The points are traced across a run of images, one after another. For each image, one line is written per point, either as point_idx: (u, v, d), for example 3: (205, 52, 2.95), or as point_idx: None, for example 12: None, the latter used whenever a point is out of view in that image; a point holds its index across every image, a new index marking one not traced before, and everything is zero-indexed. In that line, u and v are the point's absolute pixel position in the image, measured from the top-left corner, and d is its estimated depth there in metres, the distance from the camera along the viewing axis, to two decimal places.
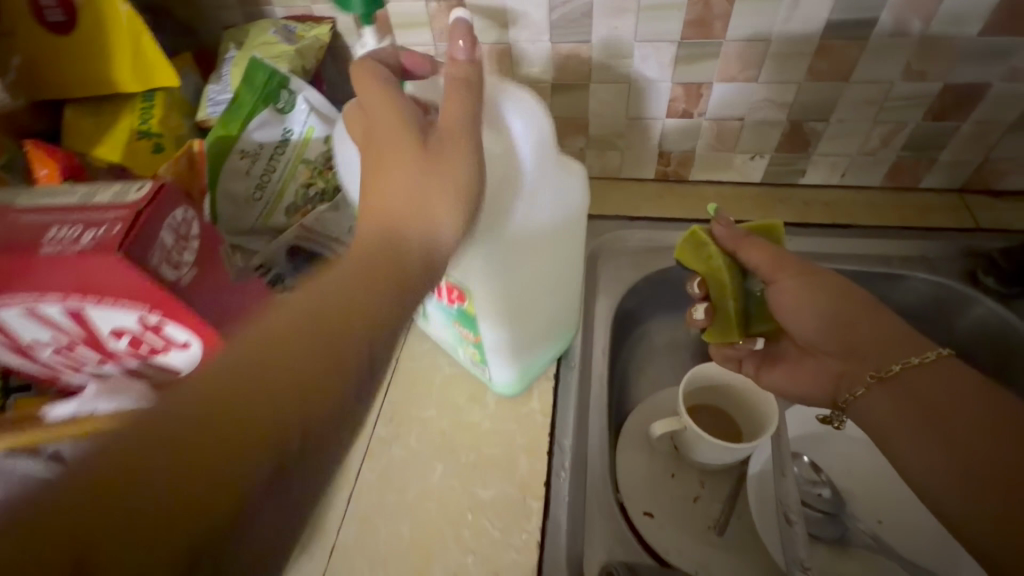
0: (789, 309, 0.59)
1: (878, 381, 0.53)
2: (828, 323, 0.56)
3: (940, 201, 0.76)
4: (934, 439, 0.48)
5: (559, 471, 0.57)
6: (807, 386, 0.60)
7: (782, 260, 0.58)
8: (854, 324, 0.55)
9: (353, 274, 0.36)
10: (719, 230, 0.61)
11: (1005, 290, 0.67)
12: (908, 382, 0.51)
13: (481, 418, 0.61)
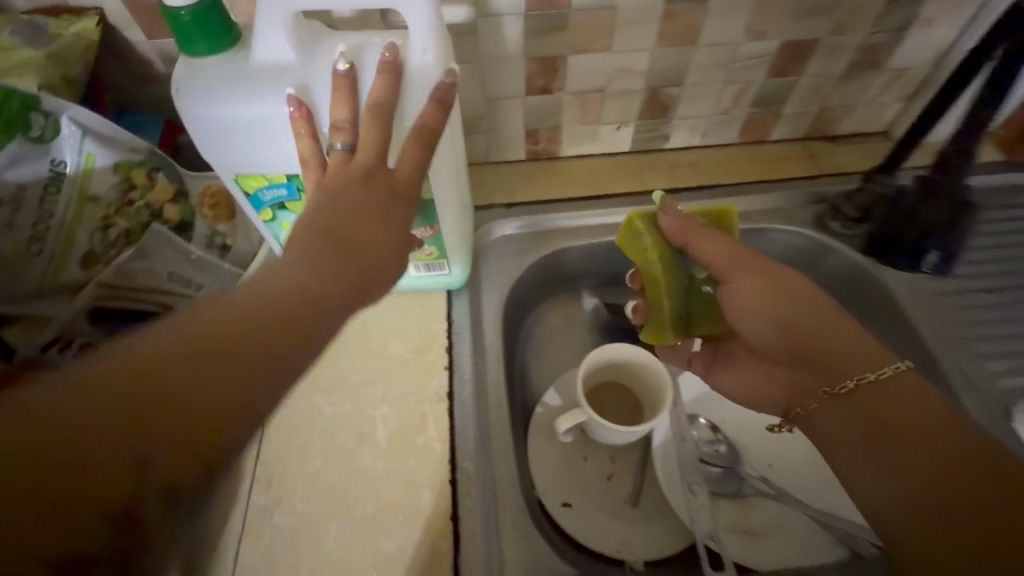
0: (736, 314, 0.56)
1: (829, 397, 0.49)
2: (779, 338, 0.53)
3: (787, 151, 0.80)
4: (899, 478, 0.43)
5: (468, 499, 0.53)
6: (755, 390, 0.58)
7: (738, 255, 0.53)
8: (816, 334, 0.50)
9: (320, 268, 0.38)
10: (665, 220, 0.55)
11: (849, 232, 0.73)
12: (867, 398, 0.46)
13: (375, 460, 0.55)
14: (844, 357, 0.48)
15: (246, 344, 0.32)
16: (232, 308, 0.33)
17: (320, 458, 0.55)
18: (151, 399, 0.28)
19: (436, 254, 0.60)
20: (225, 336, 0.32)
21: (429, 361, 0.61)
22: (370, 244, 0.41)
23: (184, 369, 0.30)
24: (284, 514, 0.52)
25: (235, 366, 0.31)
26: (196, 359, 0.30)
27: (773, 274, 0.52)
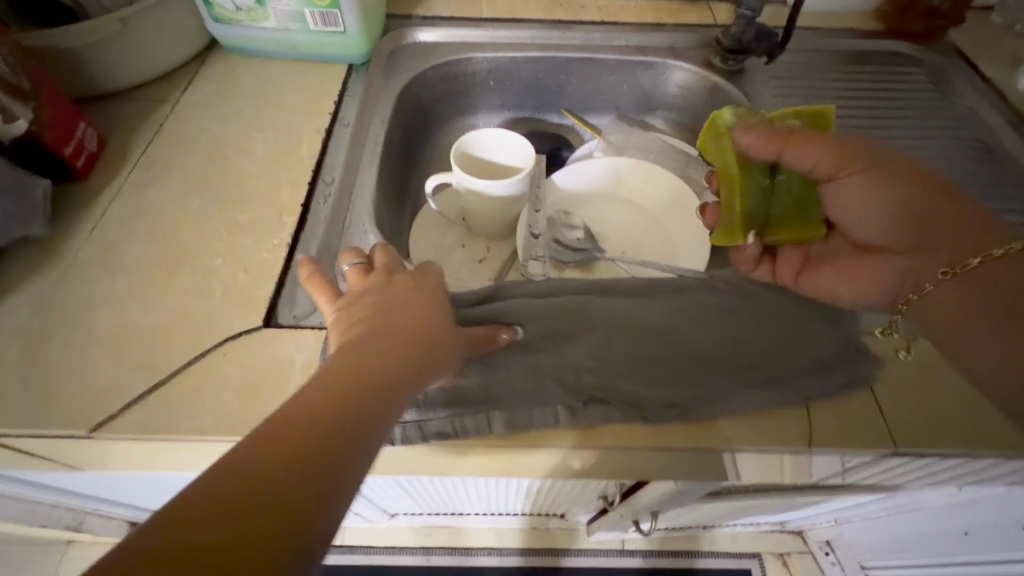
0: (854, 220, 0.51)
1: (950, 276, 0.47)
2: (899, 218, 0.49)
3: (690, 5, 0.85)
4: (1001, 314, 0.44)
5: (323, 198, 0.59)
6: (855, 285, 0.51)
7: (845, 151, 0.49)
8: (936, 224, 0.47)
9: (402, 309, 0.42)
10: (745, 136, 0.50)
11: (726, 65, 0.78)
12: (997, 277, 0.45)
13: (247, 163, 0.61)
14: (954, 234, 0.47)
15: (343, 398, 0.34)
16: (337, 371, 0.35)
17: (198, 158, 0.61)
18: (302, 418, 0.31)
19: (330, 1, 0.64)
20: (319, 410, 0.32)
21: (315, 108, 0.67)
22: (421, 320, 0.42)
23: (306, 414, 0.32)
24: (157, 189, 0.58)
25: (336, 400, 0.33)
26: (319, 431, 0.31)
27: (884, 167, 0.48)
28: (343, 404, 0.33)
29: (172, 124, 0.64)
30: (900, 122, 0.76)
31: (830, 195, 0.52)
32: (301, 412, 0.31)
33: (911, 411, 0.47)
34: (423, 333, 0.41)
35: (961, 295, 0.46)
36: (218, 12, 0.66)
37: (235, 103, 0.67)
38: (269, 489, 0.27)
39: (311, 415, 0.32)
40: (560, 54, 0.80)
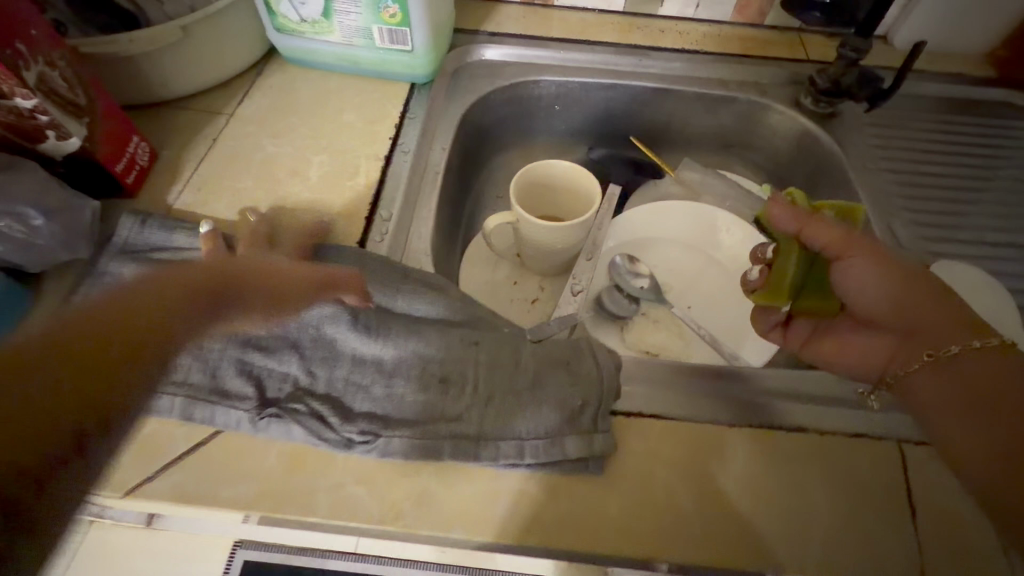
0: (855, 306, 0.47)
1: (930, 362, 0.42)
2: (892, 302, 0.44)
3: (781, 36, 0.79)
4: (982, 415, 0.38)
5: (378, 235, 0.55)
6: (858, 359, 0.47)
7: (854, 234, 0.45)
8: (925, 310, 0.43)
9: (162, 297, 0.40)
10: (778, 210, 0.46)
11: (817, 107, 0.71)
12: (963, 368, 0.40)
13: (303, 190, 0.57)
14: (942, 320, 0.42)
15: (206, 288, 0.43)
16: (173, 278, 0.42)
17: (251, 180, 0.57)
18: (174, 294, 0.40)
19: (400, 17, 0.59)
20: (180, 294, 0.41)
21: (375, 131, 0.63)
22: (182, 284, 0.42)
23: (187, 291, 0.41)
24: (205, 212, 0.55)
25: (185, 295, 0.41)
26: (177, 289, 0.41)
27: (881, 257, 0.44)
28: (212, 292, 0.43)
29: (226, 141, 0.61)
30: (994, 182, 0.69)
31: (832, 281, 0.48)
32: (163, 294, 0.40)
33: (929, 522, 0.41)
34: (218, 276, 0.44)
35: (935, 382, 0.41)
36: (281, 21, 0.62)
37: (292, 119, 0.64)
38: (147, 324, 0.38)
39: (173, 292, 0.41)
40: (632, 83, 0.75)
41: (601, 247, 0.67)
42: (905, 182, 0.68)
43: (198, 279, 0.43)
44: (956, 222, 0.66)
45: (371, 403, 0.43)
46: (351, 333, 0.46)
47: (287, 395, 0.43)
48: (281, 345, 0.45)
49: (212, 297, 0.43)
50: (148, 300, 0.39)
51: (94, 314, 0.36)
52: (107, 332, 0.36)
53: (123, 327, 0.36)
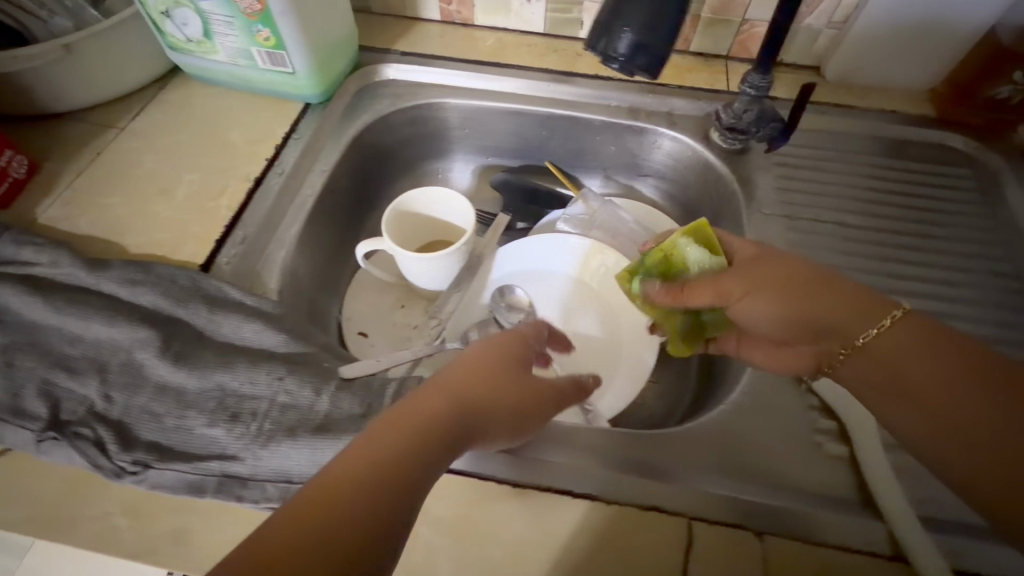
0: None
1: (850, 355, 0.40)
2: (788, 319, 0.41)
3: (704, 65, 0.75)
4: (943, 434, 0.35)
5: (226, 258, 0.55)
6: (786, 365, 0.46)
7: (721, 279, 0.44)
8: (819, 314, 0.40)
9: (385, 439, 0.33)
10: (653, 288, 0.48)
11: (730, 145, 0.67)
12: (877, 354, 0.38)
13: (164, 209, 0.58)
14: (841, 318, 0.39)
15: (427, 432, 0.34)
16: (403, 418, 0.34)
17: (119, 197, 0.59)
18: (408, 453, 0.32)
19: (274, 41, 0.59)
20: (418, 445, 0.33)
21: (255, 152, 0.64)
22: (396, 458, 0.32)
23: (417, 447, 0.33)
24: (66, 227, 0.56)
25: (414, 445, 0.33)
26: (417, 443, 0.33)
27: (763, 270, 0.42)
28: (417, 434, 0.33)
29: (107, 155, 0.63)
30: (936, 230, 0.62)
31: (738, 312, 0.44)
32: (369, 458, 0.31)
33: None
34: (474, 402, 0.37)
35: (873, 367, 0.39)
36: (170, 41, 0.63)
37: (178, 137, 0.65)
38: (402, 472, 0.31)
39: (352, 485, 0.30)
40: (539, 109, 0.73)
41: (476, 279, 0.68)
42: (828, 229, 0.61)
43: (481, 388, 0.38)
44: (883, 274, 0.58)
45: (158, 433, 0.44)
46: (158, 360, 0.46)
47: (79, 418, 0.44)
48: (89, 369, 0.46)
49: (417, 477, 0.32)
50: (364, 477, 0.30)
51: (315, 494, 0.29)
52: (355, 519, 0.29)
53: (318, 502, 0.29)
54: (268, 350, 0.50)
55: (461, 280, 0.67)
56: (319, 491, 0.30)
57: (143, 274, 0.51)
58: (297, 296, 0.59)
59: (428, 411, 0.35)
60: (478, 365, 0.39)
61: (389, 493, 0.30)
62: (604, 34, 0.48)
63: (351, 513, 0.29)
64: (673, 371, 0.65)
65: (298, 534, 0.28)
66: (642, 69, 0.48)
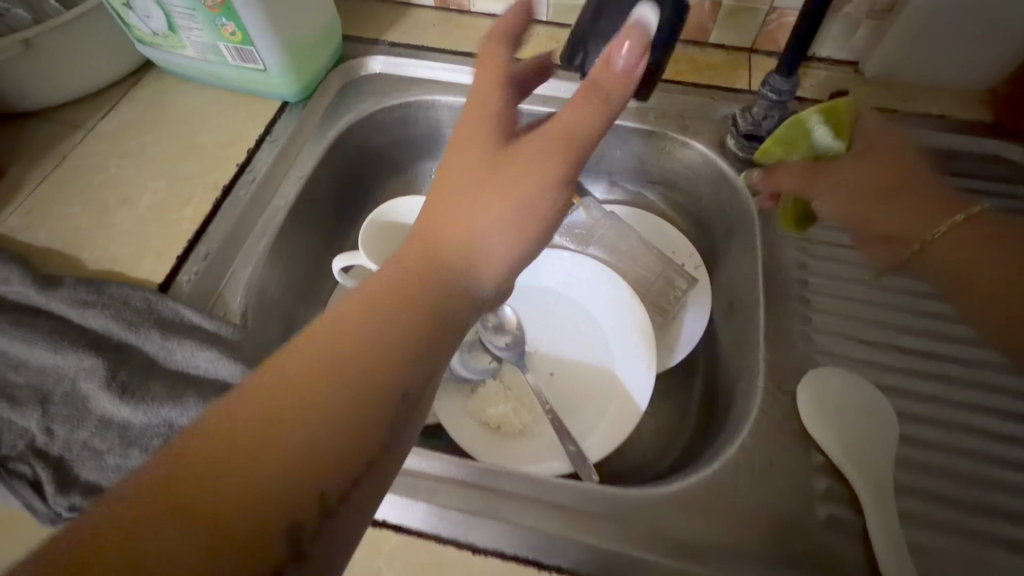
0: (858, 171, 0.47)
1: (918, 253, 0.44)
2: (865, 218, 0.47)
3: (724, 60, 0.67)
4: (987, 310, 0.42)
5: (186, 276, 0.52)
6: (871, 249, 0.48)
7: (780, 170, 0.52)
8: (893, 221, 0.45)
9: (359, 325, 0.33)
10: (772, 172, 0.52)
11: (743, 154, 0.60)
12: (952, 242, 0.43)
13: (126, 220, 0.55)
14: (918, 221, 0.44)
15: (425, 269, 0.37)
16: (378, 285, 0.35)
17: (82, 206, 0.56)
18: (387, 311, 0.34)
19: (241, 36, 0.55)
20: (382, 322, 0.33)
21: (226, 156, 0.60)
22: (353, 335, 0.32)
23: (402, 299, 0.35)
24: (26, 239, 0.53)
25: (391, 308, 0.34)
26: (373, 309, 0.34)
27: (841, 176, 0.48)
28: (377, 307, 0.34)
29: (73, 160, 0.60)
30: None
31: (831, 200, 0.48)
32: (341, 316, 0.33)
33: None
34: (446, 247, 0.38)
35: (957, 252, 0.43)
36: (136, 34, 0.59)
37: (147, 138, 0.61)
38: (365, 339, 0.32)
39: (313, 364, 0.31)
40: (535, 108, 0.66)
41: None
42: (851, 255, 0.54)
43: (494, 181, 0.38)
44: (912, 310, 0.51)
45: (97, 474, 0.41)
46: (103, 393, 0.44)
47: (16, 455, 0.41)
48: (32, 399, 0.43)
49: (381, 341, 0.33)
50: (330, 350, 0.31)
51: (265, 381, 0.30)
52: (288, 488, 0.27)
53: (223, 442, 0.27)
54: (223, 381, 0.46)
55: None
56: (230, 418, 0.28)
57: (95, 294, 0.48)
58: (265, 315, 0.55)
59: (410, 253, 0.38)
60: (472, 167, 0.39)
61: (345, 360, 0.31)
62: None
63: (316, 377, 0.30)
64: (672, 404, 0.59)
65: (200, 468, 0.26)
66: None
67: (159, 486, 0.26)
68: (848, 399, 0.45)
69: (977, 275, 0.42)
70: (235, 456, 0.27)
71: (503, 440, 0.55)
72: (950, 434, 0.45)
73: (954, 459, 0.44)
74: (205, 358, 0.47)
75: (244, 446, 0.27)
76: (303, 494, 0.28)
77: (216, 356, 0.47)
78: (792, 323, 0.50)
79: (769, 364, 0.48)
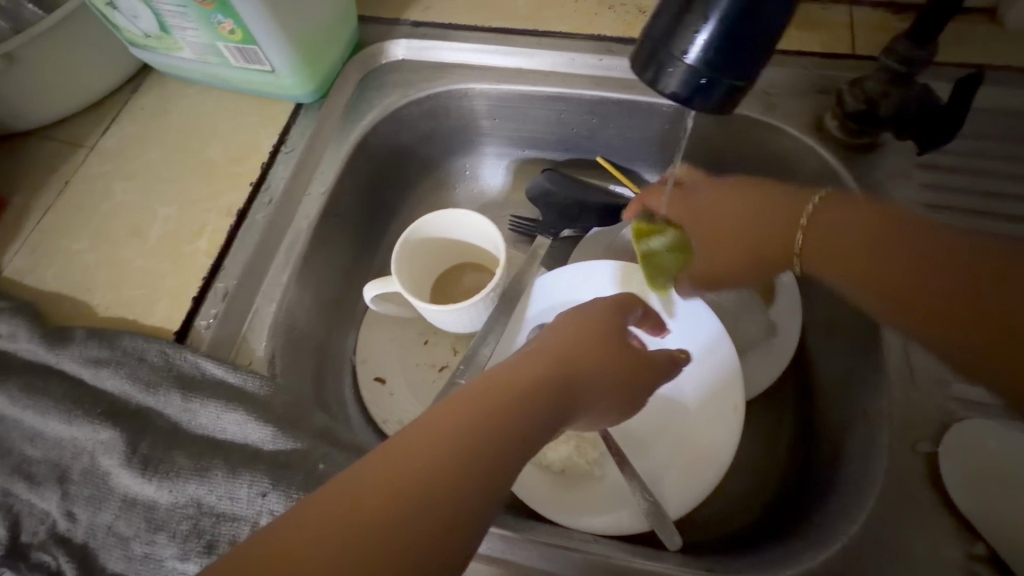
0: (752, 211, 0.44)
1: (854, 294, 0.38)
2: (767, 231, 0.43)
3: (818, 17, 0.54)
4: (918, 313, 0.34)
5: (204, 321, 0.46)
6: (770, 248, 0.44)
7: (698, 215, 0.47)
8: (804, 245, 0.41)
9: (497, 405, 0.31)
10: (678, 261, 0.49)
11: (853, 140, 0.49)
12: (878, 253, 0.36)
13: (136, 255, 0.49)
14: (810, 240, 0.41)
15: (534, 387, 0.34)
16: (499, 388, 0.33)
17: (89, 240, 0.50)
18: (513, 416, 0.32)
19: (241, 34, 0.47)
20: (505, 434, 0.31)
21: (238, 173, 0.53)
22: (496, 410, 0.31)
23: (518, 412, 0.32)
24: (32, 281, 0.48)
25: (508, 415, 0.31)
26: (499, 415, 0.31)
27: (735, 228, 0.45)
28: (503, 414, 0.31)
29: (75, 185, 0.53)
30: None
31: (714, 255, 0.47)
32: (467, 407, 0.31)
33: None
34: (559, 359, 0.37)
35: (824, 251, 0.39)
36: (127, 35, 0.51)
37: (152, 156, 0.54)
38: (491, 440, 0.30)
39: (442, 451, 0.28)
40: (587, 93, 0.56)
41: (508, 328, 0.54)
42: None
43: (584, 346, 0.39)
44: None
45: (125, 564, 0.37)
46: (123, 470, 0.39)
47: (39, 542, 0.37)
48: (49, 476, 0.39)
49: (499, 441, 0.30)
50: (458, 446, 0.29)
51: (396, 459, 0.28)
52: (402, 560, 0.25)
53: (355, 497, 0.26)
54: (254, 446, 0.41)
55: (491, 327, 0.53)
56: (371, 476, 0.27)
57: (108, 350, 0.43)
58: (296, 355, 0.50)
59: (533, 361, 0.36)
60: (577, 322, 0.41)
61: (472, 460, 0.29)
62: (650, 62, 0.30)
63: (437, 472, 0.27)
64: (761, 441, 0.51)
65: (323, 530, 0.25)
66: (710, 114, 0.30)
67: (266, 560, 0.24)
68: (1008, 468, 0.36)
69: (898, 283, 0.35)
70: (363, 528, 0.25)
71: (568, 491, 0.48)
72: None
73: None
74: (235, 421, 0.42)
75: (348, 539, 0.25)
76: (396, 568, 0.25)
77: (245, 417, 0.42)
78: (924, 358, 0.41)
79: (897, 415, 0.39)
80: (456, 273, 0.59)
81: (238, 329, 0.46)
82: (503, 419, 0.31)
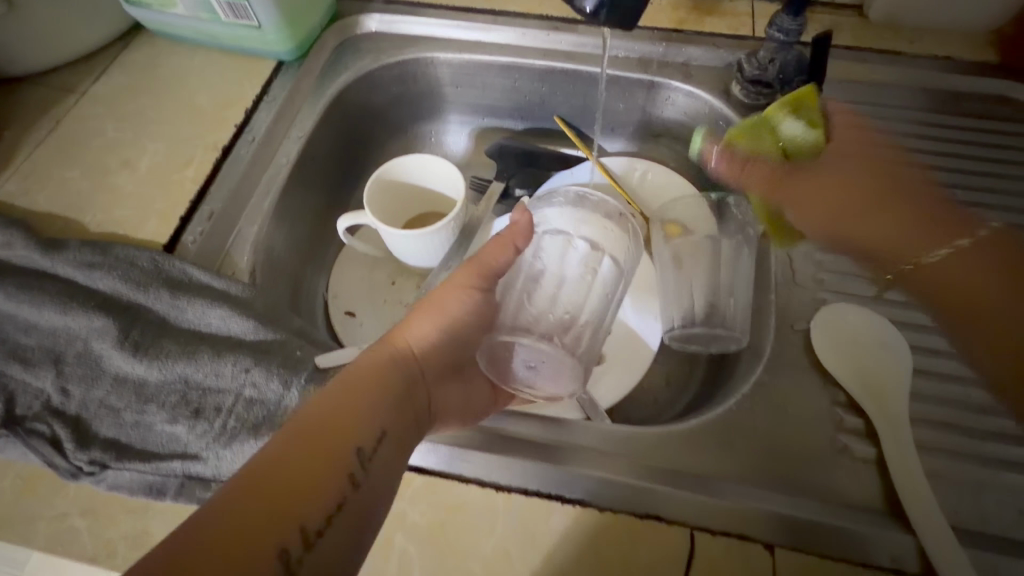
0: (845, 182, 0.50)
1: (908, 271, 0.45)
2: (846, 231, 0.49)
3: (726, 7, 0.66)
4: (879, 261, 0.48)
5: (191, 236, 0.51)
6: (827, 202, 0.50)
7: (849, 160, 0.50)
8: (874, 244, 0.48)
9: (368, 375, 0.38)
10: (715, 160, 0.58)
11: (753, 101, 0.59)
12: (952, 274, 0.43)
13: (125, 182, 0.54)
14: (910, 242, 0.46)
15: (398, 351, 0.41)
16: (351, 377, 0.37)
17: (80, 169, 0.55)
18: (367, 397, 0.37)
19: None
20: (370, 416, 0.36)
21: (223, 117, 0.59)
22: (366, 387, 0.37)
23: (369, 394, 0.37)
24: (25, 203, 0.53)
25: (374, 384, 0.37)
26: (350, 400, 0.36)
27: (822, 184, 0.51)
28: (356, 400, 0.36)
29: (66, 124, 0.58)
30: (990, 199, 0.54)
31: (810, 206, 0.51)
32: (341, 386, 0.36)
33: None
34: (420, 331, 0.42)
35: (823, 203, 0.50)
36: None
37: (141, 101, 0.60)
38: (351, 426, 0.35)
39: (307, 444, 0.33)
40: (537, 62, 0.65)
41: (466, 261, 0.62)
42: None
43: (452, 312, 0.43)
44: None
45: (116, 430, 0.41)
46: (116, 351, 0.43)
47: (34, 414, 0.41)
48: (44, 360, 0.43)
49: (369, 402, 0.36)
50: (319, 429, 0.34)
51: (280, 452, 0.32)
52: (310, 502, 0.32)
53: (258, 478, 0.31)
54: (237, 337, 0.46)
55: (451, 260, 0.62)
56: (271, 459, 0.32)
57: (101, 255, 0.48)
58: (273, 275, 0.55)
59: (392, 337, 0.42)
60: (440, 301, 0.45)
61: (331, 442, 0.34)
62: None
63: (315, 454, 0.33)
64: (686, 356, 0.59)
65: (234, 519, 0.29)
66: (614, 25, 0.39)
67: (211, 541, 0.28)
68: (861, 333, 0.45)
69: (902, 248, 0.46)
70: (267, 505, 0.30)
71: None
72: (968, 366, 0.45)
73: (971, 389, 0.44)
74: (220, 315, 0.46)
75: (271, 515, 0.30)
76: (317, 501, 0.32)
77: (230, 311, 0.46)
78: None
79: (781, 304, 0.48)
80: (423, 220, 0.65)
81: (220, 243, 0.51)
82: (375, 385, 0.37)
